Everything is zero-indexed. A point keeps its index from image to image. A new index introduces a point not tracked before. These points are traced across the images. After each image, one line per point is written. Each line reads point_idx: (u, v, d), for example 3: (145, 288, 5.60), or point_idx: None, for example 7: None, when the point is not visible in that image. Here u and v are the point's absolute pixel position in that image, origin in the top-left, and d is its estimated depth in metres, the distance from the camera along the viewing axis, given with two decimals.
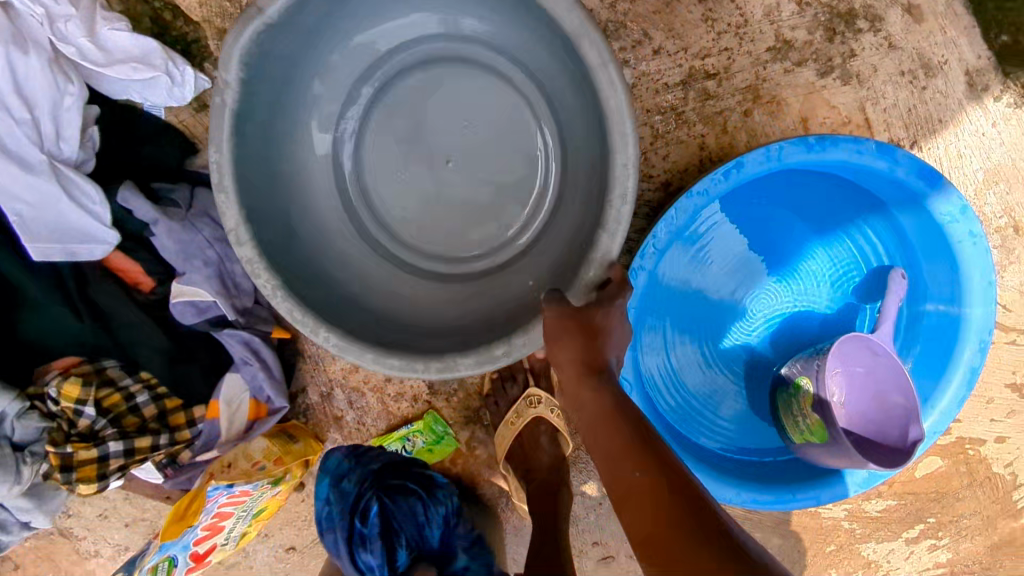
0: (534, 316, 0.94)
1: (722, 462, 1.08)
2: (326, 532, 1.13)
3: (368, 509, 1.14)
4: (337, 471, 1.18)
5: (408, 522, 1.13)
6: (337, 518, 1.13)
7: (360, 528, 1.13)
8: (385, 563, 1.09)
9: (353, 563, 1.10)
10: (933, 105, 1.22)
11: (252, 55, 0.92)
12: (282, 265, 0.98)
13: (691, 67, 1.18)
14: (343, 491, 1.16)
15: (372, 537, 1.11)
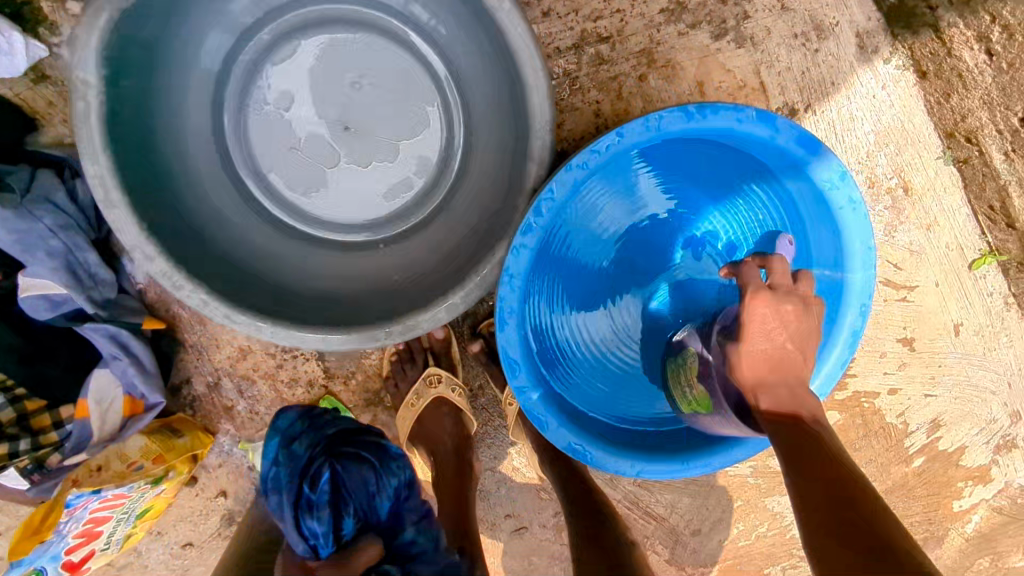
0: (456, 279, 0.96)
1: (615, 435, 1.04)
2: (270, 494, 1.01)
3: (320, 474, 1.00)
4: (290, 434, 1.07)
5: (359, 492, 0.99)
6: (284, 479, 1.01)
7: (307, 493, 0.98)
8: (331, 533, 0.93)
9: (295, 529, 0.93)
10: (826, 68, 1.21)
11: (113, 44, 0.81)
12: (181, 256, 0.90)
13: (583, 30, 1.13)
14: (293, 454, 1.05)
15: (320, 509, 0.95)
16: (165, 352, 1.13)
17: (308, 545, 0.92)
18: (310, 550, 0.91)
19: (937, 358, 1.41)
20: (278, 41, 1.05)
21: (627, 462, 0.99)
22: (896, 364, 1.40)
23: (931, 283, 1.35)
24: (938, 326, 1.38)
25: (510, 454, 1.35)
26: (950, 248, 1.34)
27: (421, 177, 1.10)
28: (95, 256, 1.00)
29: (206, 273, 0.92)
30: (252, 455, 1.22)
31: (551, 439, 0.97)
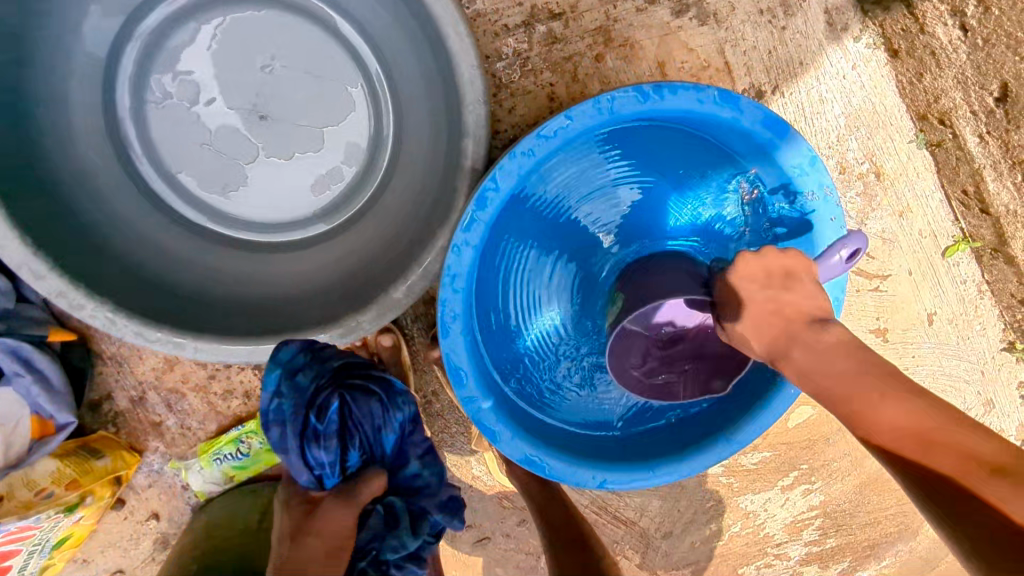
0: (393, 276, 0.90)
1: (575, 441, 0.96)
2: (271, 426, 0.90)
3: (327, 407, 0.90)
4: (291, 365, 0.88)
5: (365, 426, 0.92)
6: (287, 413, 0.89)
7: (314, 425, 0.89)
8: (337, 464, 0.90)
9: (301, 459, 0.88)
10: (794, 46, 1.14)
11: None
12: (81, 268, 0.83)
13: (532, 6, 1.04)
14: (297, 386, 0.89)
15: (328, 446, 0.89)
16: (77, 366, 1.03)
17: (313, 475, 0.89)
18: (316, 481, 0.89)
19: (911, 349, 1.35)
20: (172, 23, 0.94)
21: (588, 471, 0.92)
22: None
23: (905, 272, 1.30)
24: (911, 316, 1.33)
25: (469, 463, 1.27)
26: (922, 235, 1.28)
27: (350, 170, 1.01)
28: None
29: (111, 286, 0.86)
30: (185, 474, 1.12)
31: (505, 452, 0.89)
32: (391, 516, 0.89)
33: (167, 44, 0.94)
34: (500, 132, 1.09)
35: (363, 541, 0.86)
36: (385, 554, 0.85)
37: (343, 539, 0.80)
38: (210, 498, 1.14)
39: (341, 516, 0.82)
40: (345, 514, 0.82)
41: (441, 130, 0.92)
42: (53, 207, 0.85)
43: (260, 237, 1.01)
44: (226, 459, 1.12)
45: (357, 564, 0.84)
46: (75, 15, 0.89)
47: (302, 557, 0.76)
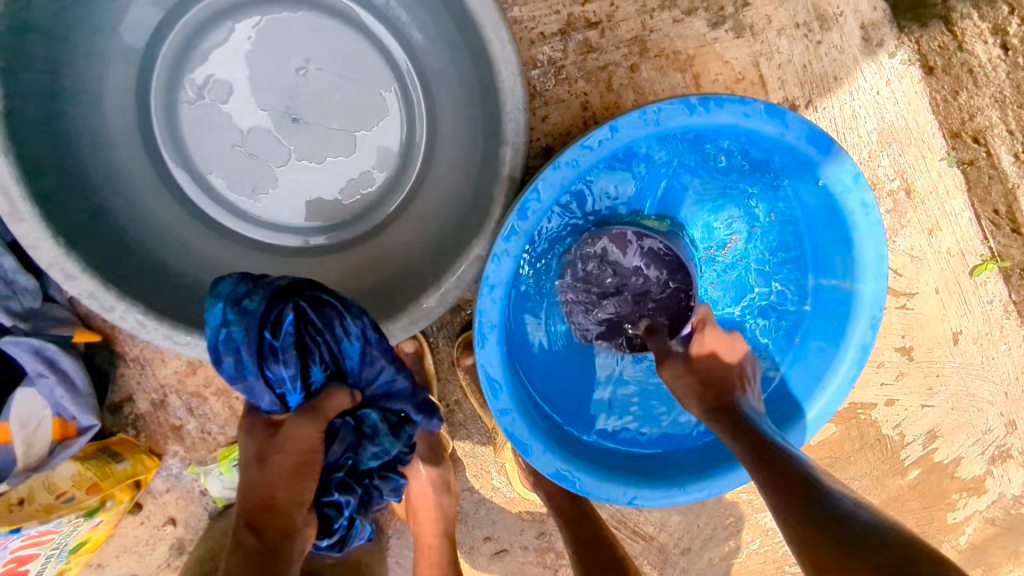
0: (426, 283, 0.89)
1: (603, 454, 0.94)
2: (222, 356, 0.79)
3: (283, 320, 0.81)
4: (234, 294, 0.80)
5: (326, 340, 0.84)
6: (239, 340, 0.79)
7: (269, 342, 0.80)
8: (300, 380, 0.84)
9: (260, 379, 0.81)
10: (828, 61, 1.13)
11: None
12: (113, 271, 0.82)
13: (569, 14, 1.04)
14: (244, 311, 0.79)
15: (290, 361, 0.82)
16: (102, 370, 1.02)
17: (276, 396, 0.84)
18: (280, 401, 0.84)
19: (934, 368, 1.34)
20: (207, 23, 0.93)
21: (618, 487, 0.90)
22: (893, 373, 1.34)
23: (932, 290, 1.28)
24: (937, 334, 1.31)
25: (490, 472, 1.26)
26: (950, 253, 1.27)
27: (380, 176, 0.99)
28: (13, 260, 0.88)
29: (141, 286, 0.84)
30: (204, 479, 1.11)
31: (535, 465, 0.88)
32: (366, 427, 0.89)
33: (204, 41, 0.93)
34: (531, 140, 1.07)
35: (336, 455, 0.87)
36: (362, 462, 0.90)
37: (308, 454, 0.81)
38: (229, 505, 1.13)
39: (307, 433, 0.81)
40: (309, 430, 0.81)
41: (477, 135, 0.91)
42: (84, 205, 0.83)
43: (287, 241, 1.00)
44: None
45: (333, 479, 0.88)
46: (113, 12, 0.88)
47: (268, 481, 0.80)
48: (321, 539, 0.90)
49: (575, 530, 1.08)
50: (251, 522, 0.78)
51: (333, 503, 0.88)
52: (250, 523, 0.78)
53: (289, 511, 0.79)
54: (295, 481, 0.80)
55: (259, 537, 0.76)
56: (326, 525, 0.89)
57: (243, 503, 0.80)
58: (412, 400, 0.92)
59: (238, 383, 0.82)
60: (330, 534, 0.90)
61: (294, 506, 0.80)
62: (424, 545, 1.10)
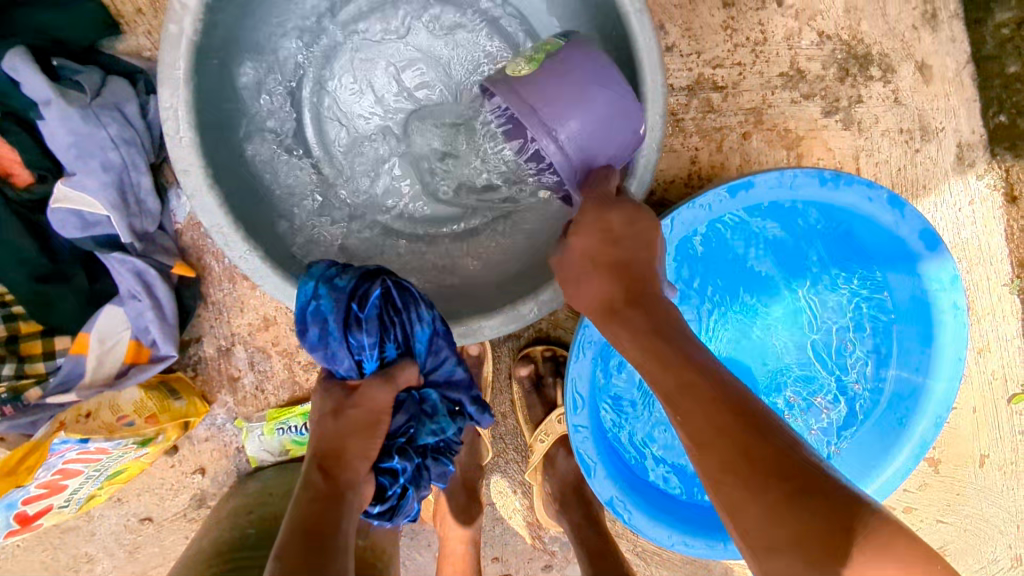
0: (533, 281, 0.89)
1: (654, 494, 0.96)
2: (310, 325, 0.81)
3: (370, 294, 0.82)
4: (326, 274, 0.82)
5: (401, 320, 0.84)
6: (327, 311, 0.81)
7: (355, 312, 0.82)
8: (377, 350, 0.84)
9: (342, 344, 0.82)
10: (921, 170, 1.17)
11: None
12: (248, 214, 0.84)
13: (699, 74, 1.10)
14: (335, 287, 0.81)
15: (370, 332, 0.82)
16: (186, 307, 1.02)
17: (353, 362, 0.84)
18: (356, 367, 0.84)
19: (956, 486, 1.27)
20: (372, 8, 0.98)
21: (664, 530, 0.92)
22: (917, 483, 1.27)
23: (969, 408, 1.26)
24: (966, 452, 1.26)
25: (514, 492, 1.23)
26: (993, 376, 1.25)
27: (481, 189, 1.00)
28: (149, 182, 0.90)
29: (267, 235, 0.86)
30: (245, 436, 1.10)
31: (595, 488, 0.89)
32: (426, 405, 0.88)
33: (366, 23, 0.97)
34: None
35: (398, 423, 0.85)
36: (421, 437, 0.86)
37: (381, 417, 0.80)
38: (261, 467, 1.12)
39: (381, 395, 0.81)
40: (383, 391, 0.81)
41: None
42: (233, 149, 0.85)
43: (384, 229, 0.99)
44: (288, 432, 1.10)
45: (394, 444, 0.84)
46: None
47: (341, 433, 0.79)
48: (371, 507, 0.84)
49: (597, 561, 1.02)
50: (320, 468, 0.76)
51: (389, 471, 0.83)
52: (319, 468, 0.76)
53: (357, 464, 0.78)
54: (366, 435, 0.79)
55: (328, 483, 0.75)
56: (379, 493, 0.84)
57: (313, 453, 0.79)
58: (468, 391, 0.92)
59: (323, 348, 0.82)
60: (381, 503, 0.84)
61: (361, 463, 0.79)
62: (447, 552, 1.09)
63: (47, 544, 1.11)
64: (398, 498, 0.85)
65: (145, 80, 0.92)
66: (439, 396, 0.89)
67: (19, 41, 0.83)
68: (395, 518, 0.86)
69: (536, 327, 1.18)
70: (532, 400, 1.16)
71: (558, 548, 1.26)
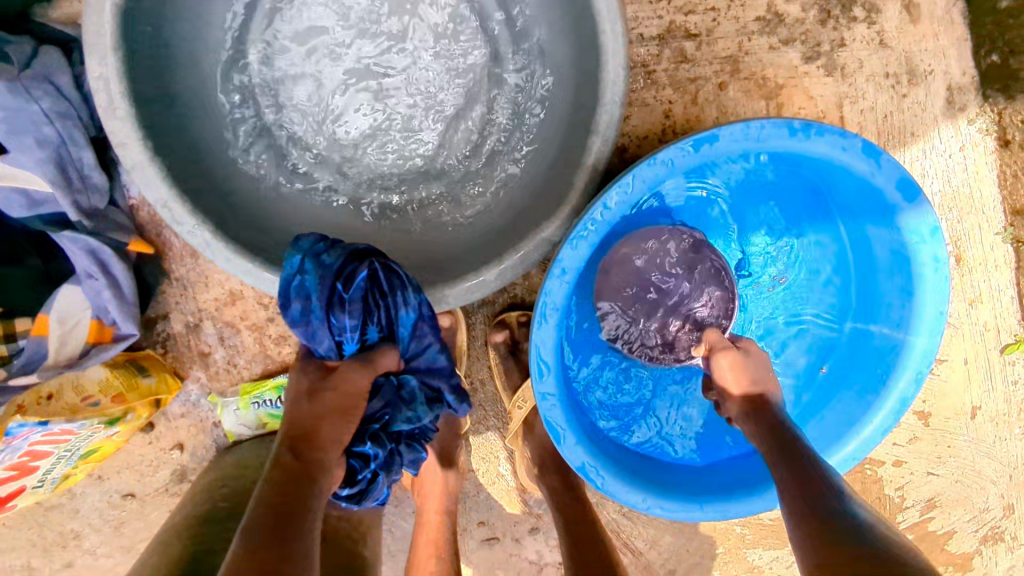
0: (498, 245, 0.87)
1: (628, 458, 0.95)
2: (292, 300, 0.78)
3: (356, 275, 0.79)
4: (314, 249, 0.79)
5: (387, 304, 0.82)
6: (312, 288, 0.78)
7: (339, 292, 0.79)
8: (358, 333, 0.81)
9: (324, 326, 0.79)
10: (909, 116, 1.11)
11: None
12: (191, 185, 0.81)
13: (671, 21, 1.05)
14: (320, 263, 0.79)
15: (353, 315, 0.79)
16: (147, 283, 1.02)
17: (333, 342, 0.80)
18: (336, 348, 0.81)
19: (947, 438, 1.25)
20: None
21: (638, 493, 0.91)
22: (906, 436, 1.25)
23: (961, 360, 1.21)
24: (957, 405, 1.23)
25: (497, 458, 1.22)
26: (985, 327, 1.20)
27: (445, 155, 0.95)
28: (91, 156, 0.88)
29: (217, 209, 0.83)
30: (220, 411, 1.08)
31: (565, 455, 0.88)
32: (404, 391, 0.85)
33: None
34: None
35: (374, 408, 0.82)
36: (397, 424, 0.83)
37: (356, 401, 0.77)
38: (239, 441, 1.10)
39: (358, 378, 0.78)
40: (362, 377, 0.78)
41: (563, 116, 0.88)
42: (171, 116, 0.82)
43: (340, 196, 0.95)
44: (265, 405, 1.08)
45: (368, 429, 0.81)
46: None
47: (314, 415, 0.75)
48: (340, 489, 0.81)
49: (573, 530, 1.01)
50: (291, 448, 0.72)
51: (361, 454, 0.80)
52: (290, 448, 0.72)
53: (330, 448, 0.74)
54: (341, 419, 0.76)
55: (298, 463, 0.71)
56: (348, 475, 0.81)
57: (284, 431, 0.75)
58: (449, 380, 0.89)
59: (303, 328, 0.79)
60: (350, 486, 0.81)
61: (334, 447, 0.75)
62: (424, 521, 1.08)
63: (33, 522, 1.12)
64: (368, 482, 0.82)
65: (80, 48, 0.89)
66: (418, 382, 0.86)
67: None
68: (362, 502, 0.84)
69: (510, 293, 1.16)
70: (508, 366, 1.13)
71: (543, 511, 1.24)
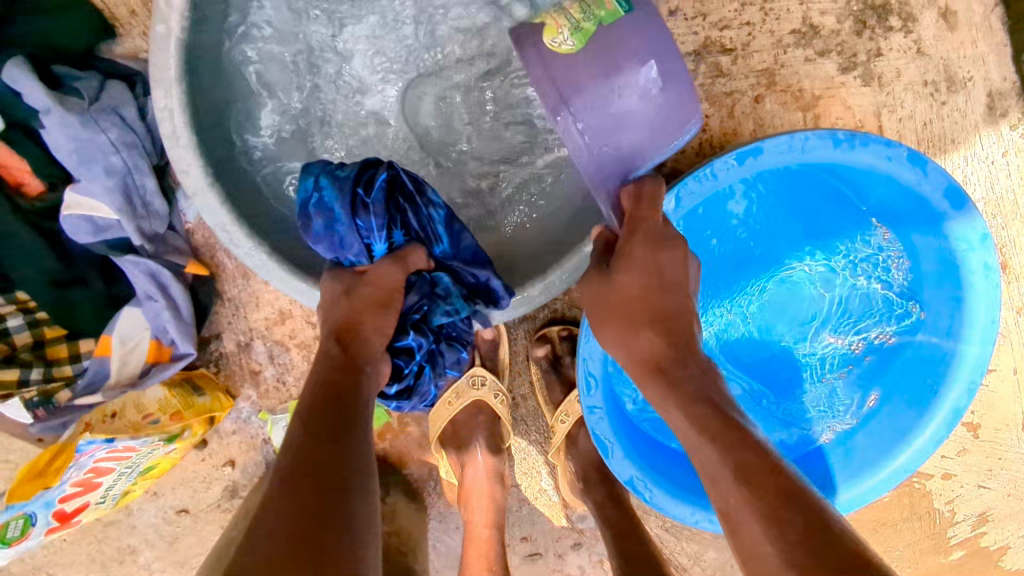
0: (544, 258, 0.90)
1: (680, 474, 0.95)
2: (313, 214, 0.79)
3: (376, 179, 0.79)
4: (329, 166, 0.81)
5: (411, 205, 0.83)
6: (333, 200, 0.79)
7: (361, 196, 0.79)
8: (385, 234, 0.82)
9: (350, 228, 0.79)
10: (948, 123, 1.11)
11: None
12: (247, 210, 0.85)
13: (707, 37, 1.06)
14: (336, 177, 0.79)
15: (379, 215, 0.80)
16: (202, 304, 1.04)
17: (362, 246, 0.81)
18: (365, 252, 0.82)
19: (998, 451, 1.22)
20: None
21: (687, 508, 0.91)
22: (955, 448, 1.22)
23: (1010, 370, 1.19)
24: (1007, 416, 1.20)
25: (539, 473, 1.22)
26: None
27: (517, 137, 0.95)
28: (153, 183, 0.92)
29: (269, 232, 0.86)
30: (271, 428, 1.11)
31: (614, 469, 0.90)
32: (439, 288, 0.86)
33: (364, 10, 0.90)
34: None
35: (411, 303, 0.85)
36: (436, 316, 0.87)
37: (394, 296, 0.79)
38: None
39: (391, 274, 0.79)
40: (394, 271, 0.79)
41: None
42: (228, 144, 0.86)
43: None
44: None
45: (408, 321, 0.86)
46: None
47: (353, 310, 0.77)
48: (390, 386, 0.90)
49: (621, 542, 1.01)
50: (338, 341, 0.75)
51: (407, 350, 0.88)
52: (336, 340, 0.75)
53: (374, 339, 0.77)
54: (381, 314, 0.78)
55: (345, 356, 0.73)
56: (397, 372, 0.89)
57: (328, 327, 0.77)
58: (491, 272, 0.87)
59: (330, 236, 0.80)
60: (398, 382, 0.90)
61: (377, 339, 0.78)
62: (471, 536, 1.09)
63: (92, 538, 1.15)
64: (414, 376, 0.91)
65: (142, 81, 0.94)
66: (452, 280, 0.88)
67: (20, 51, 0.85)
68: (412, 397, 0.94)
69: (552, 308, 1.16)
70: (551, 380, 1.14)
71: (587, 526, 1.24)
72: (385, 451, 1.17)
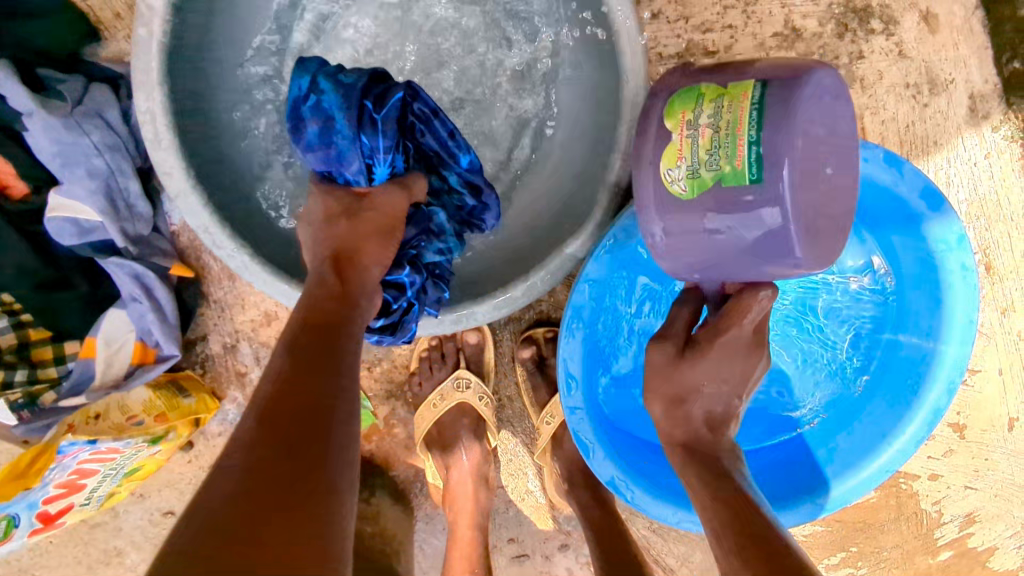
0: (526, 262, 0.90)
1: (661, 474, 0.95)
2: (311, 120, 0.79)
3: (389, 96, 0.80)
4: (330, 70, 0.81)
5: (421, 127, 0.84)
6: (336, 106, 0.79)
7: (370, 111, 0.79)
8: (390, 155, 0.81)
9: (355, 142, 0.79)
10: (931, 125, 1.11)
11: None
12: (228, 214, 0.85)
13: (689, 40, 1.07)
14: (339, 83, 0.80)
15: (388, 135, 0.80)
16: (187, 306, 1.06)
17: (363, 165, 0.81)
18: (366, 171, 0.81)
19: (984, 452, 1.22)
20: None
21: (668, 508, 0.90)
22: (941, 449, 1.22)
23: (995, 370, 1.19)
24: (993, 417, 1.21)
25: (526, 474, 1.23)
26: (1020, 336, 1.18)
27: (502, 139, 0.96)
28: (137, 186, 0.93)
29: (250, 235, 0.86)
30: None
31: (594, 468, 0.91)
32: (434, 224, 0.88)
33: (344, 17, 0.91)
34: None
35: (410, 235, 0.85)
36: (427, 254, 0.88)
37: (393, 223, 0.78)
38: None
39: (392, 198, 0.79)
40: (398, 201, 0.79)
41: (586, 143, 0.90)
42: (211, 147, 0.86)
43: None
44: None
45: (405, 256, 0.84)
46: None
47: (356, 233, 0.75)
48: (374, 320, 0.85)
49: (604, 544, 1.02)
50: (334, 266, 0.73)
51: (397, 284, 0.84)
52: (332, 264, 0.73)
53: (373, 270, 0.75)
54: (382, 241, 0.76)
55: (341, 284, 0.71)
56: (384, 307, 0.85)
57: (323, 250, 0.75)
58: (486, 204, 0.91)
59: (331, 149, 0.80)
60: (384, 317, 0.85)
61: (375, 269, 0.76)
62: (457, 537, 1.09)
63: (78, 540, 1.15)
64: (403, 313, 0.86)
65: (128, 85, 0.95)
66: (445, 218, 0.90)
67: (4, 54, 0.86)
68: (397, 335, 0.87)
69: (537, 309, 1.16)
70: (536, 382, 1.15)
71: (573, 528, 1.24)
72: (371, 452, 1.18)
